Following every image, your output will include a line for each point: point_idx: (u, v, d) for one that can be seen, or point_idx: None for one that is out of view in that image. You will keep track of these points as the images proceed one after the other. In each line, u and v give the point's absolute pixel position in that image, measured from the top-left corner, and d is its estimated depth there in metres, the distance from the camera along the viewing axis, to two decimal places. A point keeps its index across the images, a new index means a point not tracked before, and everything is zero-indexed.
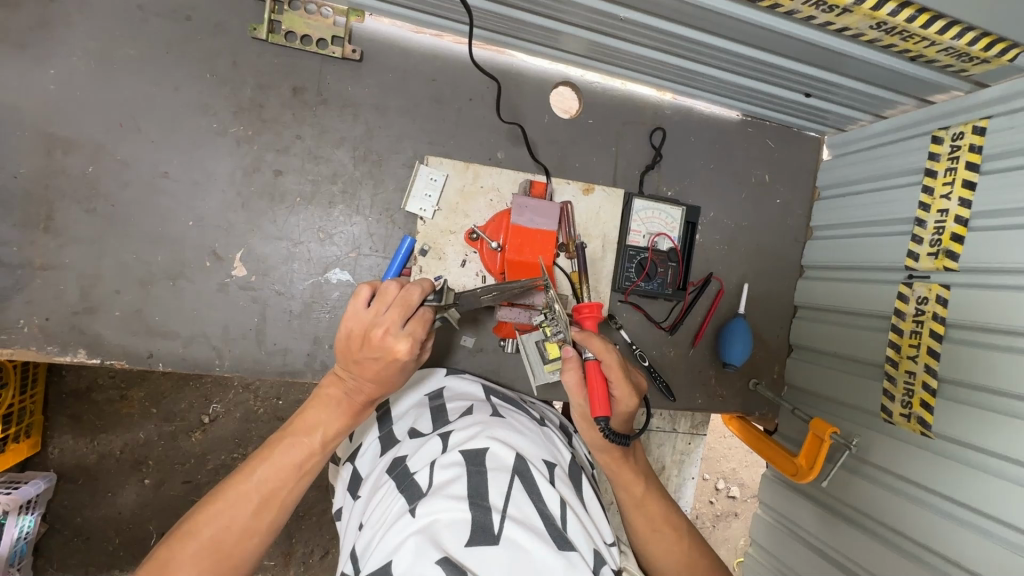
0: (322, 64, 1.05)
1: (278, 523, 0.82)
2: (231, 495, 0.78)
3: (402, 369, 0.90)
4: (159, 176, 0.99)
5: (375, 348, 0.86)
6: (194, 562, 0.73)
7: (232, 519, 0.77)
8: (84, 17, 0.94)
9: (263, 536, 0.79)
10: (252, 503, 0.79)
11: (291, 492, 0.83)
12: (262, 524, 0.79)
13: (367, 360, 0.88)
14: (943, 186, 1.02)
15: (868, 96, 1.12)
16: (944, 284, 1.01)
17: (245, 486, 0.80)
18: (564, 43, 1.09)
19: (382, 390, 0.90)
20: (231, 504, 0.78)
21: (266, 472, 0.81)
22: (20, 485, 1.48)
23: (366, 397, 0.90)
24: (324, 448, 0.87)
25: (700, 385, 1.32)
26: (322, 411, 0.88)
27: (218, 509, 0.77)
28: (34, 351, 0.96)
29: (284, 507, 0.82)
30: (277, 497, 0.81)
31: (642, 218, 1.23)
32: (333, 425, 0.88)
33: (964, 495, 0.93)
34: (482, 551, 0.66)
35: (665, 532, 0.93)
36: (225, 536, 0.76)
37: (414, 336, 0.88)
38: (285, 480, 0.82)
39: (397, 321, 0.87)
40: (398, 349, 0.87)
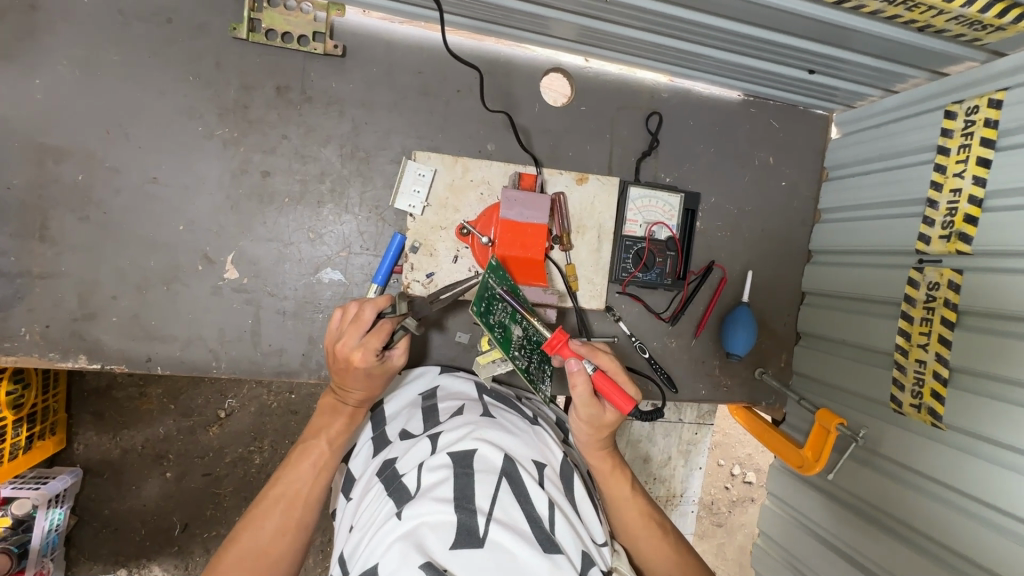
0: (306, 61, 1.03)
1: (309, 520, 0.90)
2: (262, 502, 0.89)
3: (373, 376, 0.94)
4: (148, 182, 1.00)
5: (339, 360, 0.93)
6: (238, 562, 0.82)
7: (265, 522, 0.87)
8: (66, 25, 0.94)
9: (297, 533, 0.88)
10: (280, 507, 0.88)
11: (311, 491, 0.91)
12: (291, 522, 0.88)
13: (341, 372, 0.94)
14: (956, 164, 0.97)
15: (878, 70, 1.06)
16: (956, 268, 0.96)
17: (273, 493, 0.90)
18: (554, 29, 1.05)
19: (369, 392, 0.97)
20: (261, 513, 0.87)
21: (288, 477, 0.91)
22: (48, 480, 1.54)
23: (356, 400, 0.97)
24: (332, 449, 0.95)
25: (704, 376, 1.29)
26: (323, 419, 0.97)
27: (252, 518, 0.87)
28: (38, 357, 0.98)
29: (309, 504, 0.90)
30: (300, 497, 0.90)
31: (639, 207, 1.19)
32: (334, 429, 0.96)
33: (976, 489, 0.90)
34: (466, 554, 0.66)
35: (654, 531, 0.96)
36: (262, 538, 0.85)
37: (368, 346, 0.91)
38: (304, 482, 0.91)
39: (353, 335, 0.93)
40: (355, 358, 0.91)
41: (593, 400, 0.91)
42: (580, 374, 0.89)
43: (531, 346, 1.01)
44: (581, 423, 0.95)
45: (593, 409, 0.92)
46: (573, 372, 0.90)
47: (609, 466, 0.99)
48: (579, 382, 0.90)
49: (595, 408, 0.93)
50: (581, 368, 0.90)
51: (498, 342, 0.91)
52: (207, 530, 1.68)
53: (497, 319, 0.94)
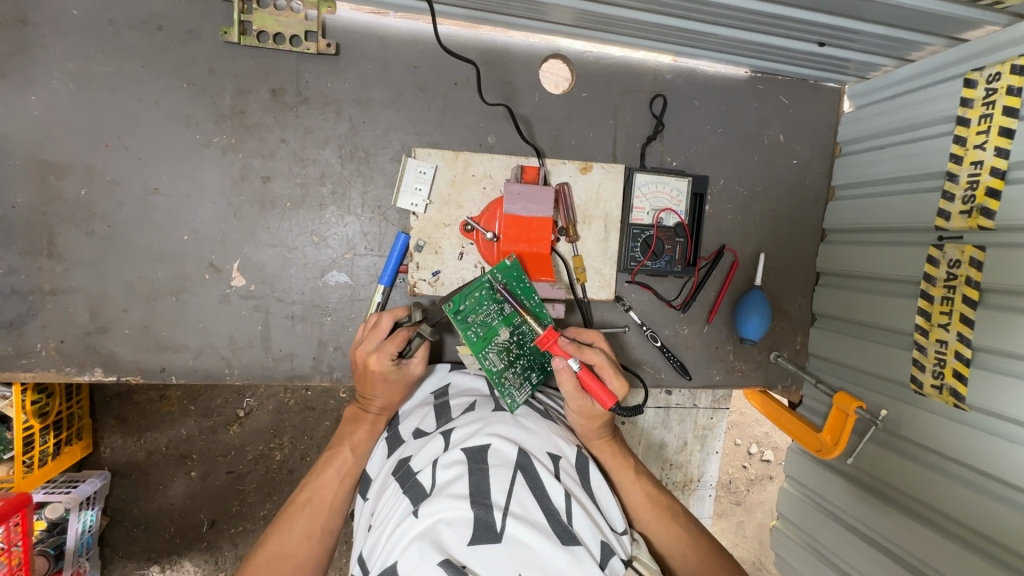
0: (299, 62, 1.01)
1: (334, 525, 0.91)
2: (289, 509, 0.90)
3: (389, 381, 0.97)
4: (151, 193, 0.99)
5: (360, 368, 0.97)
6: (266, 566, 0.84)
7: (292, 528, 0.88)
8: (58, 39, 0.93)
9: (322, 538, 0.89)
10: (306, 512, 0.89)
11: (336, 498, 0.92)
12: (316, 527, 0.89)
13: (363, 380, 0.98)
14: (976, 136, 0.93)
15: (891, 40, 1.01)
16: (978, 245, 0.93)
17: (301, 499, 0.91)
18: (552, 14, 1.01)
19: (390, 400, 0.98)
20: (288, 518, 0.89)
21: (314, 484, 0.92)
22: (79, 484, 1.58)
23: (376, 409, 0.98)
24: (356, 457, 0.96)
25: (718, 362, 1.27)
26: (348, 427, 0.99)
27: (279, 522, 0.89)
28: (54, 372, 1.00)
29: (334, 510, 0.91)
30: (325, 503, 0.91)
31: (645, 193, 1.17)
32: (358, 436, 0.97)
33: (1001, 470, 0.88)
34: (484, 550, 0.66)
35: (662, 513, 0.96)
36: (288, 543, 0.87)
37: (383, 351, 0.95)
38: (329, 488, 0.92)
39: (373, 341, 0.97)
40: (372, 362, 0.95)
41: (578, 393, 0.93)
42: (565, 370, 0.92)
43: (521, 350, 1.02)
44: (572, 415, 0.97)
45: (582, 401, 0.93)
46: (559, 370, 0.92)
47: (610, 452, 0.99)
48: (566, 378, 0.92)
49: (584, 401, 0.94)
50: (565, 365, 0.91)
51: (469, 341, 0.97)
52: (234, 526, 1.72)
53: (479, 318, 0.98)
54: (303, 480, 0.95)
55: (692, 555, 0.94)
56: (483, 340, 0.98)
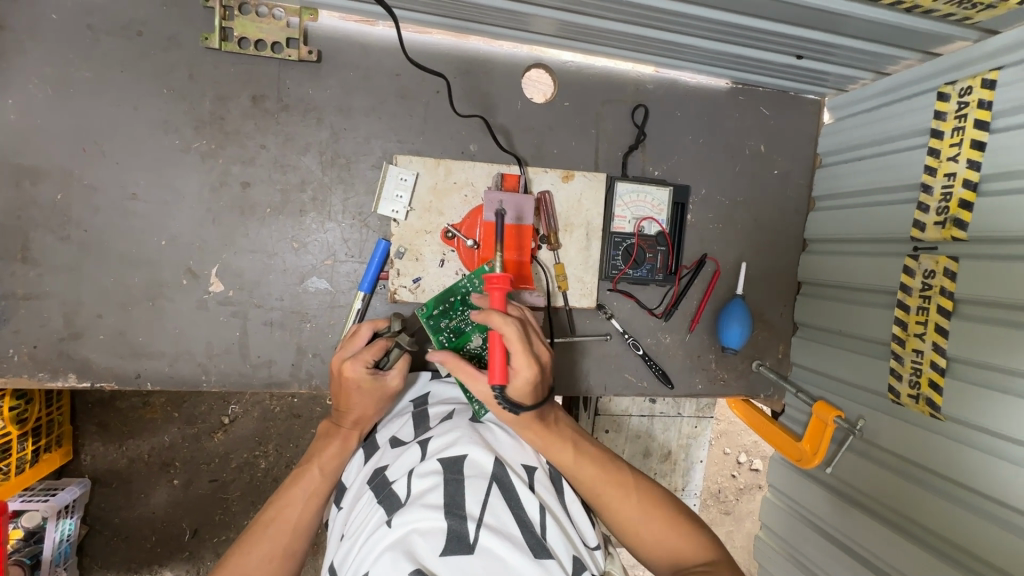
0: (281, 69, 1.01)
1: (297, 549, 0.86)
2: (252, 529, 0.85)
3: (364, 391, 0.94)
4: (128, 199, 0.99)
5: (336, 377, 0.95)
6: None
7: (251, 549, 0.83)
8: (36, 44, 0.93)
9: (284, 562, 0.84)
10: (268, 532, 0.84)
11: (302, 517, 0.87)
12: (278, 550, 0.83)
13: (338, 391, 0.95)
14: (949, 148, 0.94)
15: (868, 54, 1.02)
16: (952, 256, 0.94)
17: (264, 518, 0.86)
18: (533, 24, 1.02)
19: (365, 412, 0.95)
20: (249, 539, 0.84)
21: (278, 503, 0.88)
22: (57, 492, 1.56)
23: (350, 422, 0.95)
24: (326, 475, 0.91)
25: (700, 371, 1.28)
26: (320, 444, 0.95)
27: (240, 544, 0.84)
28: (26, 378, 0.99)
29: (297, 531, 0.86)
30: (290, 524, 0.86)
31: (627, 202, 1.17)
32: (329, 453, 0.93)
33: (978, 481, 0.87)
34: (456, 560, 0.65)
35: (616, 493, 0.88)
36: (248, 567, 0.81)
37: (358, 358, 0.93)
38: (294, 507, 0.88)
39: (349, 348, 0.96)
40: (347, 369, 0.93)
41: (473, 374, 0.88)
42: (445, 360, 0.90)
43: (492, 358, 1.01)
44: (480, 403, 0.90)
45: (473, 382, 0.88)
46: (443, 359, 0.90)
47: (548, 437, 0.90)
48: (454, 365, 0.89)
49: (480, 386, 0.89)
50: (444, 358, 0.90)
51: (439, 345, 0.98)
52: (216, 535, 1.70)
53: (452, 324, 0.99)
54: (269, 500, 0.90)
55: (648, 531, 0.87)
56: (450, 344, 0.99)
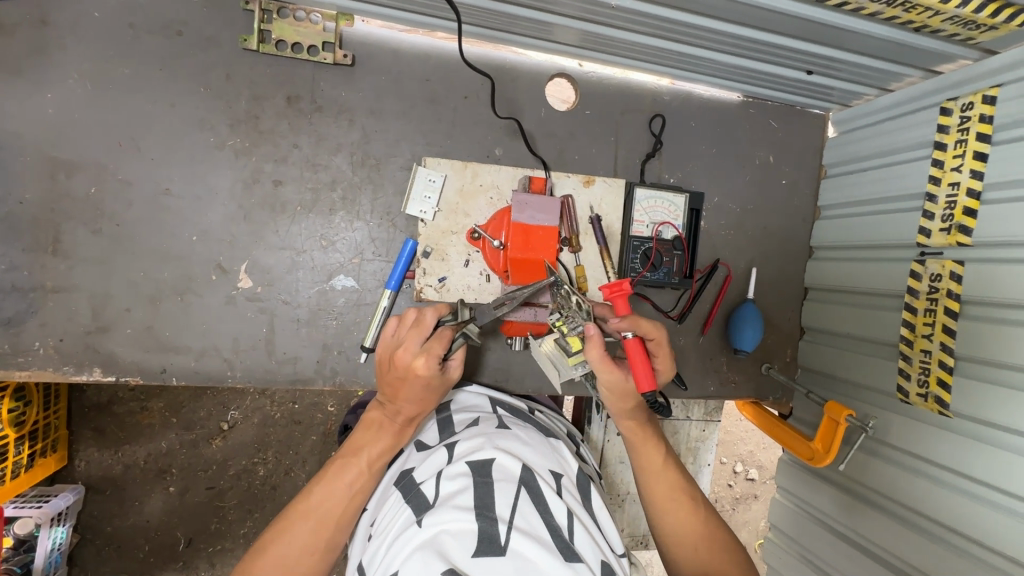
0: (315, 71, 1.04)
1: (338, 541, 0.83)
2: (290, 517, 0.82)
3: (428, 386, 0.90)
4: (161, 194, 1.00)
5: (399, 368, 0.89)
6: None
7: (293, 541, 0.79)
8: (77, 40, 0.94)
9: (324, 555, 0.81)
10: (311, 522, 0.81)
11: (346, 512, 0.84)
12: (320, 545, 0.80)
13: (397, 382, 0.89)
14: (953, 159, 1.00)
15: (874, 70, 1.09)
16: (958, 260, 0.99)
17: (306, 506, 0.83)
18: (559, 35, 1.07)
19: (423, 407, 0.91)
20: (291, 526, 0.81)
21: (321, 492, 0.84)
22: (50, 498, 1.52)
23: (404, 417, 0.90)
24: (373, 470, 0.87)
25: (712, 373, 1.31)
26: (368, 435, 0.90)
27: (281, 530, 0.80)
28: (49, 372, 0.98)
29: (341, 526, 0.83)
30: (332, 517, 0.82)
31: (645, 207, 1.21)
32: (377, 446, 0.89)
33: (985, 473, 0.91)
34: (486, 561, 0.64)
35: (685, 505, 0.90)
36: (287, 557, 0.78)
37: (431, 351, 0.89)
38: (338, 500, 0.84)
39: (416, 340, 0.90)
40: (418, 364, 0.88)
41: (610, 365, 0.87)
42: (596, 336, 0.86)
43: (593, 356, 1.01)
44: (603, 391, 0.92)
45: (615, 374, 0.88)
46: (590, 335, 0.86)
47: (642, 436, 0.95)
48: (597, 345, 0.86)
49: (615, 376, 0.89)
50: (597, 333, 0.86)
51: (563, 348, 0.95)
52: (212, 545, 1.67)
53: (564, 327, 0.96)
54: (307, 486, 0.86)
55: (702, 551, 0.86)
56: (575, 346, 0.92)
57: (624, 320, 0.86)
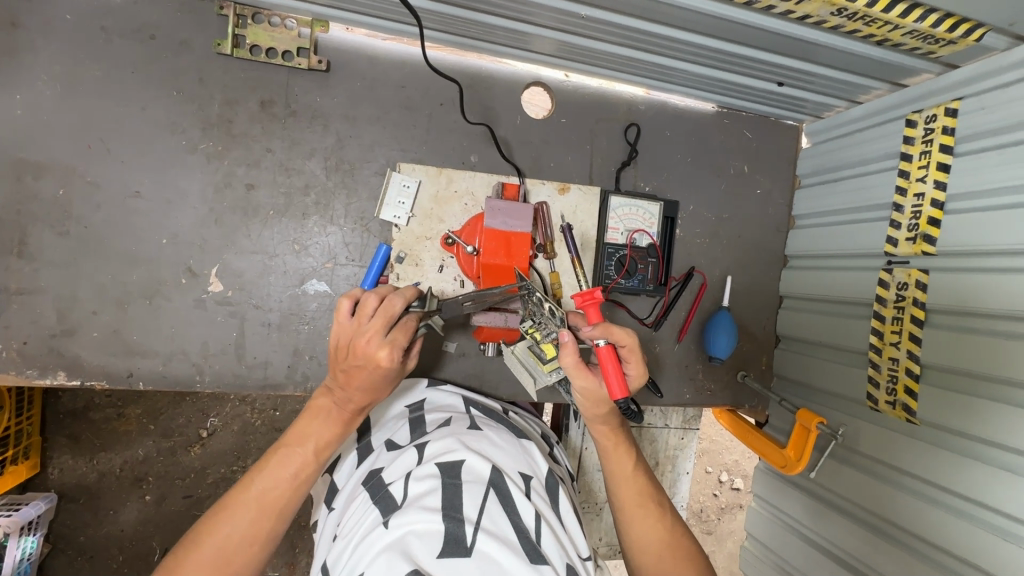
0: (289, 76, 1.04)
1: (279, 531, 0.81)
2: (231, 504, 0.78)
3: (385, 379, 0.85)
4: (131, 197, 0.99)
5: (358, 357, 0.82)
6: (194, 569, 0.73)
7: (231, 530, 0.77)
8: (48, 43, 0.94)
9: (264, 545, 0.79)
10: (251, 512, 0.78)
11: (288, 502, 0.81)
12: (261, 533, 0.78)
13: (353, 371, 0.83)
14: (918, 170, 1.01)
15: (843, 82, 1.11)
16: (923, 269, 1.00)
17: (245, 495, 0.79)
18: (534, 44, 1.08)
19: (374, 398, 0.87)
20: (228, 516, 0.77)
21: (264, 479, 0.80)
22: (20, 507, 1.48)
23: (356, 406, 0.86)
24: (319, 459, 0.84)
25: (688, 380, 1.31)
26: (314, 423, 0.85)
27: (219, 519, 0.77)
28: (14, 375, 0.97)
29: (282, 515, 0.80)
30: (274, 507, 0.80)
31: (620, 215, 1.22)
32: (324, 435, 0.85)
33: (948, 480, 0.92)
34: (452, 563, 0.63)
35: (652, 512, 0.89)
36: (224, 547, 0.75)
37: (396, 343, 0.83)
38: (281, 490, 0.80)
39: (380, 330, 0.83)
40: (382, 356, 0.81)
41: (582, 370, 0.88)
42: (569, 344, 0.87)
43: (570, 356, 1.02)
44: (578, 396, 0.93)
45: (589, 380, 0.89)
46: (564, 343, 0.87)
47: (614, 443, 0.94)
48: (571, 351, 0.87)
49: (588, 381, 0.90)
50: (571, 340, 0.87)
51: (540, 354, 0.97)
52: None
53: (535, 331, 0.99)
54: (250, 473, 0.83)
55: (667, 559, 0.86)
56: (549, 353, 0.97)
57: (597, 328, 0.87)
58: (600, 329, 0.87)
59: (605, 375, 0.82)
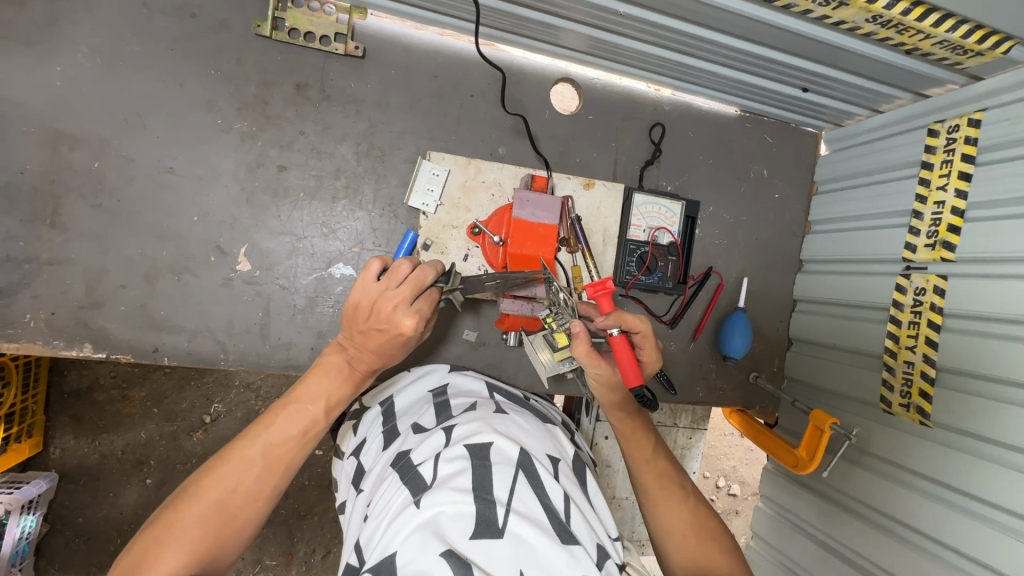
0: (325, 61, 1.06)
1: (281, 487, 0.81)
2: (238, 456, 0.78)
3: (399, 345, 0.89)
4: (165, 172, 1.00)
5: (382, 321, 0.85)
6: (202, 517, 0.72)
7: (236, 483, 0.76)
8: (91, 16, 0.95)
9: (268, 499, 0.79)
10: (259, 465, 0.78)
11: (295, 458, 0.82)
12: (265, 488, 0.78)
13: (374, 334, 0.86)
14: (939, 178, 1.03)
15: (865, 91, 1.13)
16: (941, 275, 1.02)
17: (253, 448, 0.79)
18: (566, 40, 1.09)
19: (385, 361, 0.91)
20: (236, 468, 0.77)
21: (274, 434, 0.81)
22: (21, 485, 1.47)
23: (366, 367, 0.90)
24: (328, 417, 0.86)
25: (701, 379, 1.33)
26: (327, 381, 0.87)
27: (224, 472, 0.76)
28: (39, 346, 0.97)
29: (287, 471, 0.81)
30: (280, 463, 0.80)
31: (642, 212, 1.24)
32: (335, 392, 0.87)
33: (960, 481, 0.94)
34: (486, 545, 0.64)
35: (674, 493, 0.91)
36: (229, 498, 0.75)
37: (419, 311, 0.87)
38: (290, 446, 0.81)
39: (406, 298, 0.86)
40: (405, 324, 0.85)
41: (594, 358, 0.92)
42: (581, 333, 0.91)
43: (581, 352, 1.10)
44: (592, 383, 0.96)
45: (602, 367, 0.93)
46: (577, 334, 0.91)
47: (630, 427, 0.97)
48: (583, 340, 0.91)
49: (601, 368, 0.94)
50: (584, 329, 0.91)
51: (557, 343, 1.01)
52: None
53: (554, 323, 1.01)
54: (256, 425, 0.83)
55: (693, 537, 0.86)
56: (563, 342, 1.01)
57: (609, 317, 0.89)
58: (611, 317, 0.89)
59: (619, 364, 0.84)
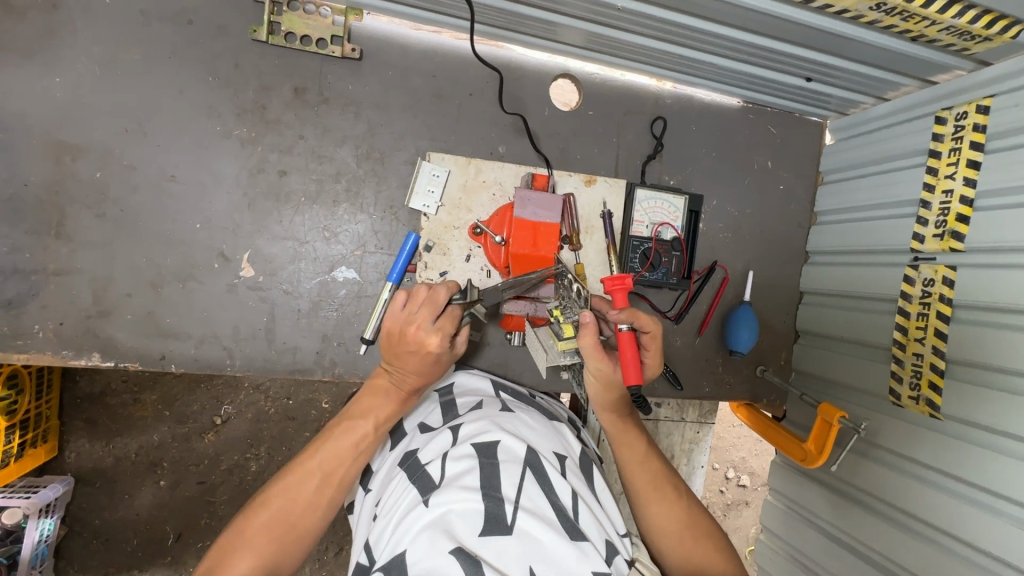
0: (322, 64, 1.05)
1: (340, 499, 0.82)
2: (299, 470, 0.80)
3: (432, 363, 0.89)
4: (167, 180, 1.00)
5: (410, 342, 0.86)
6: (268, 529, 0.75)
7: (297, 493, 0.79)
8: (89, 25, 0.95)
9: (327, 511, 0.81)
10: (315, 479, 0.80)
11: (351, 472, 0.83)
12: (324, 501, 0.80)
13: (404, 355, 0.87)
14: (947, 166, 1.02)
15: (871, 79, 1.11)
16: (950, 265, 1.01)
17: (310, 463, 0.81)
18: (565, 35, 1.08)
19: (426, 379, 0.90)
20: (297, 482, 0.79)
21: (327, 449, 0.82)
22: (39, 489, 1.50)
23: (411, 387, 0.89)
24: (379, 432, 0.87)
25: (708, 373, 1.32)
26: (375, 398, 0.88)
27: (285, 485, 0.79)
28: (49, 355, 0.98)
29: (344, 485, 0.82)
30: (335, 476, 0.81)
31: (645, 208, 1.23)
32: (383, 410, 0.87)
33: (971, 473, 0.93)
34: (495, 542, 0.65)
35: (668, 495, 0.91)
36: (291, 510, 0.77)
37: (444, 330, 0.87)
38: (343, 461, 0.82)
39: (429, 318, 0.87)
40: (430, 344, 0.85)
41: (599, 353, 0.90)
42: (589, 324, 0.89)
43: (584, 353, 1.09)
44: (590, 379, 0.94)
45: (603, 364, 0.91)
46: (585, 324, 0.89)
47: (621, 427, 0.96)
48: (591, 333, 0.89)
49: (603, 365, 0.91)
50: (593, 321, 0.89)
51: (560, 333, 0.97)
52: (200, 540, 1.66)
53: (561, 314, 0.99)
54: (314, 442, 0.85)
55: (687, 538, 0.87)
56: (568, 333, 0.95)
57: (622, 312, 0.87)
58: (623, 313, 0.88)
59: (624, 360, 0.83)
